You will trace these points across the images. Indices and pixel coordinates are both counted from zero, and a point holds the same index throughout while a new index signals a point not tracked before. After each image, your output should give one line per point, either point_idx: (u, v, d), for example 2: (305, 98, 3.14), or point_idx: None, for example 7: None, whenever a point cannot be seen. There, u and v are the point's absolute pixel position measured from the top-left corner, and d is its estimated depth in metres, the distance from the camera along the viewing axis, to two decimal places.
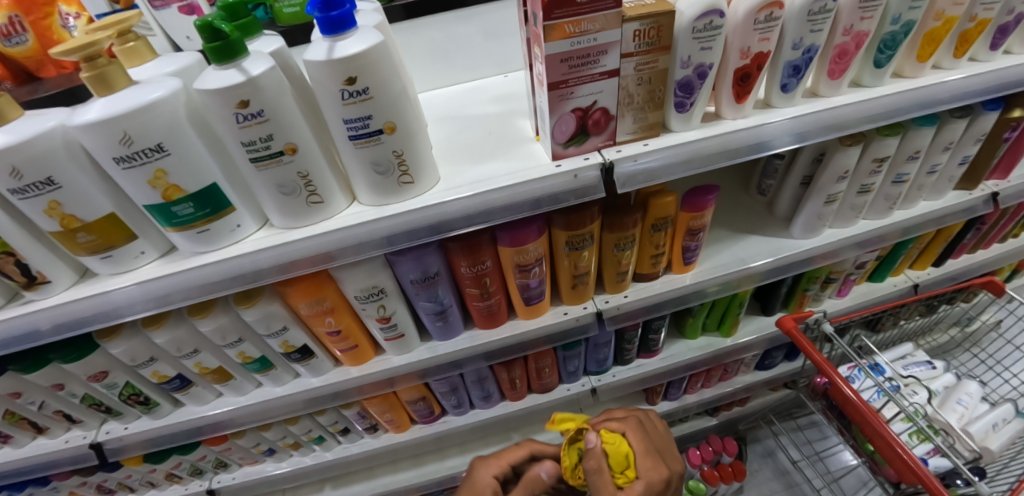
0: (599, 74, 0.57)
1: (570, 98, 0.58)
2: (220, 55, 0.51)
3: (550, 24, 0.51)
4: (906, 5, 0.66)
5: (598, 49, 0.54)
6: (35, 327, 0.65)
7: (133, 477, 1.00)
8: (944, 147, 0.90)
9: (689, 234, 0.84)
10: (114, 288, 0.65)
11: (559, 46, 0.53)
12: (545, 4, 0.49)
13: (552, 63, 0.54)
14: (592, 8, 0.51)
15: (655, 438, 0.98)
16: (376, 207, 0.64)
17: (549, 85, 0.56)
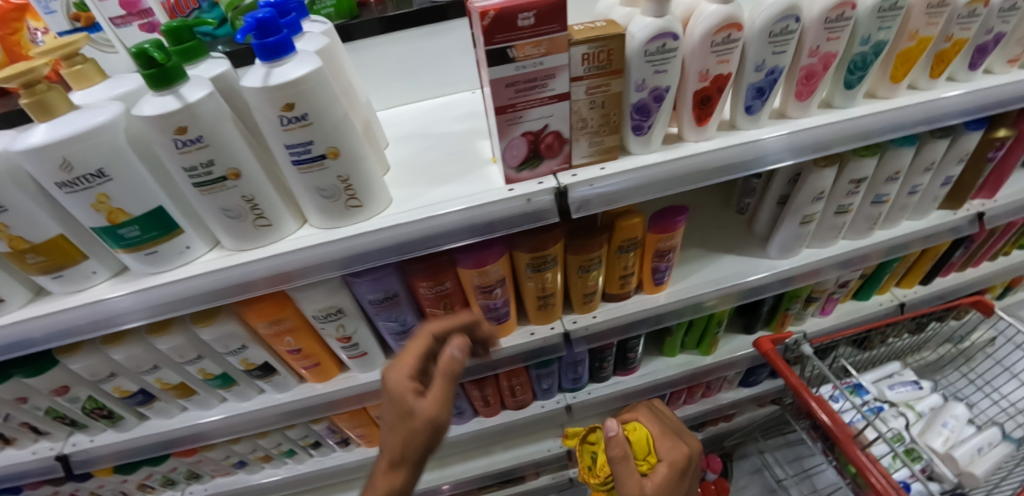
0: (548, 98, 0.55)
1: (518, 122, 0.56)
2: (158, 81, 0.51)
3: (492, 49, 0.50)
4: (875, 26, 0.63)
5: (545, 73, 0.53)
6: (29, 335, 0.64)
7: (105, 487, 0.96)
8: (925, 168, 0.88)
9: (658, 256, 0.82)
10: (113, 297, 0.63)
11: (502, 71, 0.52)
12: (484, 28, 0.48)
13: (497, 88, 0.53)
14: (535, 32, 0.50)
15: (671, 420, 1.01)
16: (326, 230, 0.64)
17: (495, 109, 0.55)
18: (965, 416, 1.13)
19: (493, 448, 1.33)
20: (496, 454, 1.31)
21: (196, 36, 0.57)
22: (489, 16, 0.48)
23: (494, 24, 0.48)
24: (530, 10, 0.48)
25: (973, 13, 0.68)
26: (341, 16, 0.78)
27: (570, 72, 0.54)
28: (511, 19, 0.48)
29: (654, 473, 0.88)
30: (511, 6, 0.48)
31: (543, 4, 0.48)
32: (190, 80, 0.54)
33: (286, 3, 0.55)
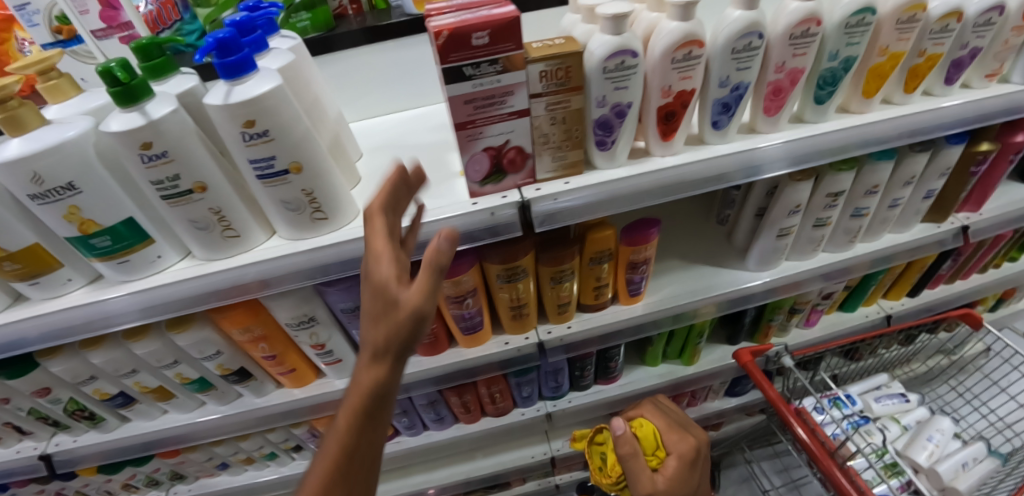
0: (508, 114, 0.55)
1: (479, 138, 0.57)
2: (124, 98, 0.52)
3: (449, 67, 0.50)
4: (843, 42, 0.63)
5: (503, 91, 0.53)
6: (23, 335, 0.65)
7: (91, 486, 0.98)
8: (904, 181, 0.88)
9: (631, 268, 0.82)
10: (112, 297, 0.65)
11: (460, 89, 0.52)
12: (438, 47, 0.48)
13: (456, 105, 0.53)
14: (491, 51, 0.50)
15: (675, 413, 1.06)
16: (294, 241, 0.65)
17: (455, 125, 0.55)
18: (951, 430, 1.12)
19: (477, 454, 1.33)
20: (480, 460, 1.31)
21: (165, 51, 0.58)
22: (443, 35, 0.48)
23: (448, 43, 0.48)
24: (484, 29, 0.48)
25: (945, 28, 0.67)
26: (317, 28, 0.78)
27: (528, 89, 0.54)
28: (465, 38, 0.48)
29: (665, 467, 0.93)
30: (464, 26, 0.48)
31: (497, 24, 0.48)
32: (156, 96, 0.55)
33: (250, 21, 0.56)
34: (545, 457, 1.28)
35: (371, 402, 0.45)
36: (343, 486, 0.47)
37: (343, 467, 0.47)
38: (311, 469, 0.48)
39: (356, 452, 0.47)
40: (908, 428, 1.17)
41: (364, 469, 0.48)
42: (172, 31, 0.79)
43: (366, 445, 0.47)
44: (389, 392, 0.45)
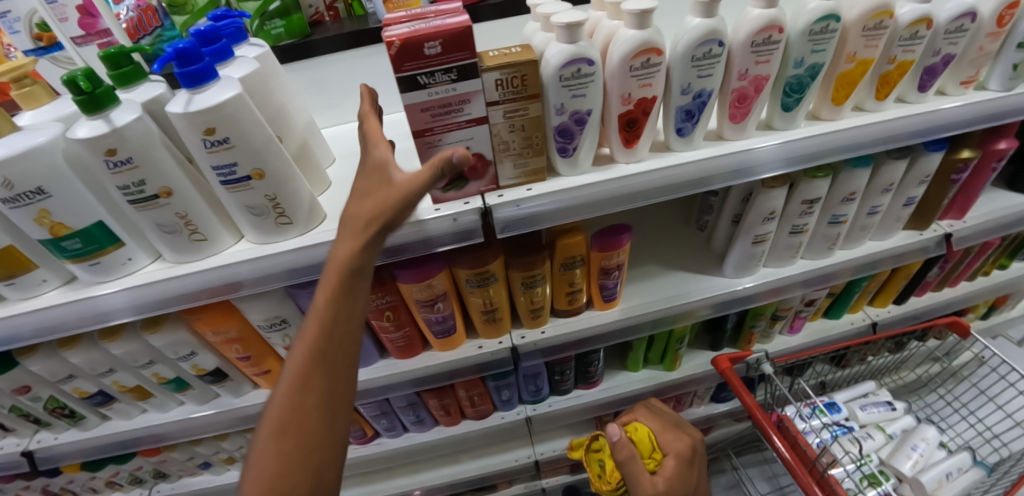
0: (465, 122, 0.56)
1: (438, 145, 0.57)
2: (89, 106, 0.53)
3: (403, 75, 0.51)
4: (808, 49, 0.63)
5: (459, 99, 0.54)
6: (19, 333, 0.66)
7: (75, 482, 1.00)
8: (883, 188, 0.87)
9: (603, 273, 0.82)
10: (106, 293, 0.66)
11: (416, 97, 0.52)
12: (390, 56, 0.49)
13: (412, 113, 0.54)
14: (444, 60, 0.50)
15: (669, 414, 1.05)
16: (261, 245, 0.66)
17: (413, 133, 0.56)
18: (936, 439, 1.11)
19: (461, 456, 1.33)
20: (464, 463, 1.31)
21: (134, 59, 0.60)
22: (395, 45, 0.49)
23: (401, 53, 0.49)
24: (436, 39, 0.49)
25: (915, 35, 0.67)
26: (292, 35, 0.79)
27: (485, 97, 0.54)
28: (417, 48, 0.49)
29: (664, 469, 0.91)
30: (415, 36, 0.48)
31: (448, 33, 0.49)
32: (122, 103, 0.56)
33: (215, 30, 0.58)
34: (528, 460, 1.28)
35: (350, 273, 0.56)
36: (325, 359, 0.55)
37: (323, 344, 0.55)
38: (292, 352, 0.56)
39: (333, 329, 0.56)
40: (893, 437, 1.16)
41: (342, 348, 0.56)
42: (154, 38, 0.79)
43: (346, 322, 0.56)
44: (365, 270, 0.57)
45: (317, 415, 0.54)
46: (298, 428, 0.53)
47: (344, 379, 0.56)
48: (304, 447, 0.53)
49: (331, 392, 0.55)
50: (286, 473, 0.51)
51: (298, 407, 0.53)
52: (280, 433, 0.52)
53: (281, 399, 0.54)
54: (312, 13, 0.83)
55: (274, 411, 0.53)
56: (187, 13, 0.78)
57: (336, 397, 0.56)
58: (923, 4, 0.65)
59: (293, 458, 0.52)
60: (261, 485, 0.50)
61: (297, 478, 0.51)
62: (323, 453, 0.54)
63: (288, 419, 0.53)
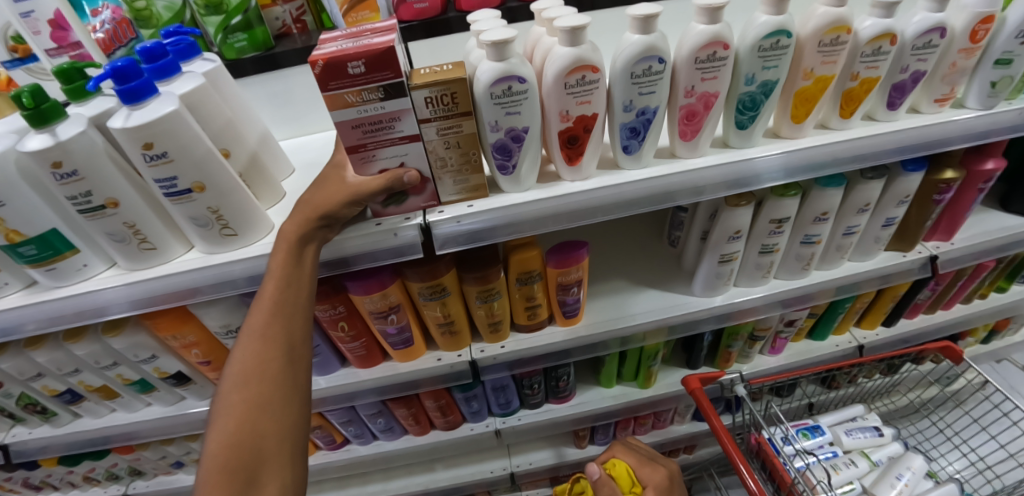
0: (398, 139, 0.56)
1: (373, 160, 0.58)
2: (36, 120, 0.55)
3: (330, 94, 0.51)
4: (758, 66, 0.61)
5: (389, 117, 0.54)
6: (21, 323, 0.68)
7: (54, 475, 1.05)
8: (858, 208, 0.84)
9: (562, 289, 0.81)
10: (107, 288, 0.67)
11: (344, 115, 0.53)
12: (314, 76, 0.49)
13: (343, 129, 0.54)
14: (369, 79, 0.50)
15: (643, 449, 1.04)
16: (208, 255, 0.68)
17: (347, 148, 0.56)
18: (923, 469, 1.05)
19: (436, 465, 1.32)
20: (438, 472, 1.30)
21: (87, 75, 0.62)
22: (318, 64, 0.49)
23: (325, 72, 0.49)
24: (359, 59, 0.49)
25: (878, 51, 0.64)
26: (256, 48, 0.80)
27: (415, 115, 0.54)
28: (341, 67, 0.49)
29: None
30: (338, 55, 0.49)
31: (372, 53, 0.49)
32: (70, 117, 0.58)
33: (161, 47, 0.61)
34: (503, 472, 1.27)
35: (297, 240, 0.59)
36: (282, 318, 0.59)
37: (279, 303, 0.59)
38: (251, 313, 0.60)
39: (288, 291, 0.59)
40: (878, 465, 1.10)
41: (298, 308, 0.60)
42: (126, 50, 0.79)
43: (299, 284, 0.60)
44: (315, 242, 0.61)
45: (279, 366, 0.58)
46: (262, 376, 0.56)
47: (301, 337, 0.61)
48: (268, 395, 0.56)
49: (288, 348, 0.59)
50: (252, 418, 0.54)
51: (261, 359, 0.57)
52: (243, 384, 0.56)
53: (244, 354, 0.57)
54: (279, 26, 0.84)
55: (239, 363, 0.57)
56: (152, 27, 0.78)
57: (293, 351, 0.59)
58: (885, 18, 0.62)
59: (258, 405, 0.55)
60: (228, 431, 0.53)
61: (263, 423, 0.54)
62: (287, 399, 0.57)
63: (252, 370, 0.57)
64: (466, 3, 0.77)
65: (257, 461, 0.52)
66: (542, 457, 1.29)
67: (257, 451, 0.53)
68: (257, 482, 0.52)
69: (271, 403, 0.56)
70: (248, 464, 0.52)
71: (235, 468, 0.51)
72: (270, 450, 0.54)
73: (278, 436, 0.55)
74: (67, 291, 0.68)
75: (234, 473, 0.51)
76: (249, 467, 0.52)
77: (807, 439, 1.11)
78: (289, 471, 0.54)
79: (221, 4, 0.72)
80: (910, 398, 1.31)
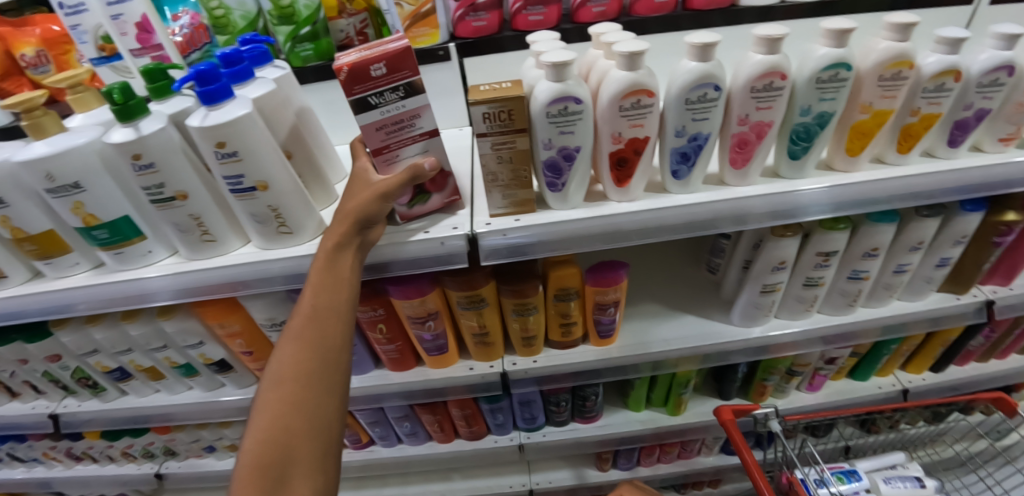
0: (419, 136, 0.62)
1: (396, 160, 0.62)
2: (122, 115, 0.60)
3: (355, 99, 0.56)
4: (815, 97, 0.60)
5: (409, 114, 0.59)
6: (69, 302, 0.74)
7: (95, 448, 1.11)
8: (911, 247, 0.81)
9: (598, 308, 0.81)
10: (164, 275, 0.71)
11: (369, 117, 0.57)
12: (339, 81, 0.53)
13: (368, 132, 0.59)
14: (390, 80, 0.55)
15: (650, 489, 1.04)
16: (263, 250, 0.71)
17: (371, 150, 0.61)
18: None
19: (453, 475, 1.31)
20: (456, 482, 1.29)
21: (168, 75, 0.66)
22: (343, 71, 0.53)
23: (350, 78, 0.54)
24: (379, 61, 0.54)
25: (941, 87, 0.62)
26: (320, 57, 0.85)
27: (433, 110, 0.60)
28: (364, 71, 0.54)
29: None
30: (361, 60, 0.53)
31: (390, 55, 0.54)
32: (151, 113, 0.63)
33: (238, 53, 0.64)
34: (522, 488, 1.25)
35: (335, 247, 0.61)
36: (318, 321, 0.61)
37: (315, 307, 0.61)
38: (292, 316, 0.62)
39: (324, 295, 0.61)
40: None
41: (333, 312, 0.62)
42: (200, 53, 0.82)
43: (336, 289, 0.61)
44: (353, 248, 0.63)
45: (314, 368, 0.59)
46: (298, 377, 0.58)
47: (337, 339, 0.62)
48: (302, 396, 0.58)
49: (324, 349, 0.61)
50: (286, 417, 0.56)
51: (298, 360, 0.59)
52: (280, 384, 0.58)
53: (283, 355, 0.60)
54: (343, 38, 0.85)
55: (278, 362, 0.59)
56: (228, 33, 0.83)
57: (327, 355, 0.61)
58: (950, 55, 0.61)
59: (292, 405, 0.57)
60: (263, 429, 0.55)
61: (296, 423, 0.56)
62: (321, 402, 0.58)
63: (288, 371, 0.59)
64: (522, 23, 0.80)
65: (288, 460, 0.54)
66: (562, 477, 1.27)
67: (289, 449, 0.55)
68: (287, 481, 0.53)
69: (305, 404, 0.57)
70: (280, 461, 0.54)
71: (267, 465, 0.53)
72: (301, 450, 0.55)
73: (310, 435, 0.56)
74: (129, 274, 0.72)
75: (266, 469, 0.53)
76: (280, 466, 0.54)
77: (842, 483, 1.06)
78: (319, 472, 0.55)
79: (292, 15, 0.77)
80: (956, 449, 1.24)
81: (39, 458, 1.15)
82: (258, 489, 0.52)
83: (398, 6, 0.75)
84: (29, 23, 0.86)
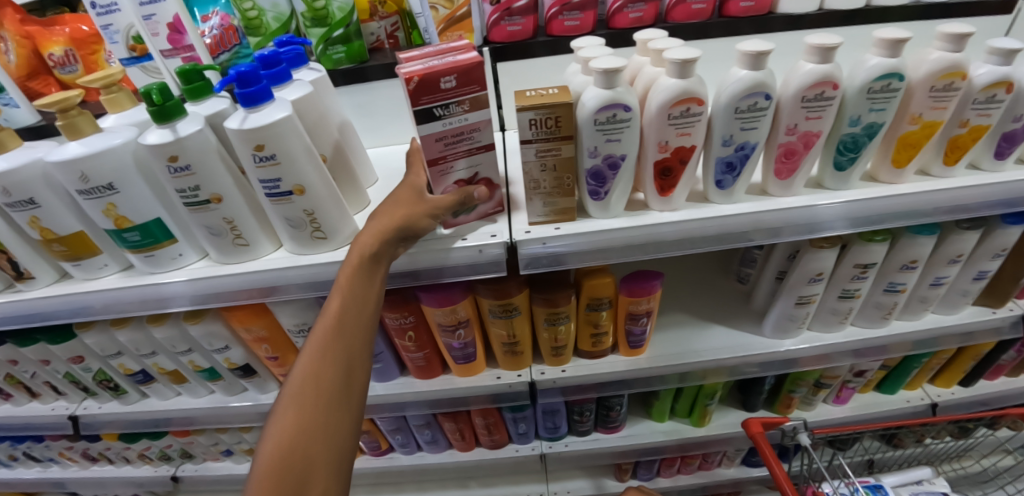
0: (475, 149, 0.62)
1: (449, 172, 0.62)
2: (160, 116, 0.59)
3: (420, 109, 0.55)
4: (864, 108, 0.59)
5: (470, 127, 0.59)
6: (88, 305, 0.72)
7: (112, 449, 1.10)
8: (950, 259, 0.80)
9: (631, 318, 0.80)
10: (195, 278, 0.69)
11: (431, 128, 0.57)
12: (408, 92, 0.53)
13: (427, 142, 0.58)
14: (458, 93, 0.55)
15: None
16: (296, 255, 0.70)
17: (427, 161, 0.60)
18: None
19: (469, 483, 1.30)
20: (473, 490, 1.28)
21: (204, 77, 0.65)
22: (413, 81, 0.53)
23: (419, 88, 0.53)
24: (450, 74, 0.54)
25: (992, 99, 0.61)
26: (351, 60, 0.84)
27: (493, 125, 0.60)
28: (434, 83, 0.53)
29: None
30: (433, 72, 0.53)
31: (462, 69, 0.54)
32: (187, 115, 0.62)
33: (276, 55, 0.64)
34: None
35: (369, 258, 0.59)
36: (344, 335, 0.58)
37: (343, 319, 0.58)
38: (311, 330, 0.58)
39: (352, 305, 0.58)
40: None
41: (360, 322, 0.59)
42: (230, 55, 0.82)
43: (364, 300, 0.59)
44: (385, 259, 0.61)
45: (336, 384, 0.55)
46: (318, 393, 0.54)
47: (361, 352, 0.58)
48: (324, 410, 0.54)
49: (347, 361, 0.57)
50: (306, 433, 0.52)
51: (319, 376, 0.55)
52: (299, 401, 0.53)
53: (302, 369, 0.55)
54: (373, 40, 0.87)
55: (299, 373, 0.55)
56: (260, 35, 0.81)
57: (350, 367, 0.57)
58: (1003, 66, 0.59)
59: (311, 423, 0.53)
60: (278, 452, 0.50)
61: (314, 444, 0.52)
62: (339, 421, 0.55)
63: (309, 388, 0.54)
64: (557, 28, 0.79)
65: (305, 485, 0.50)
66: (581, 487, 1.25)
67: (305, 472, 0.50)
68: None
69: (327, 420, 0.54)
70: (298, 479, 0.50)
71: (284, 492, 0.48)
72: (318, 475, 0.51)
73: (329, 452, 0.53)
74: (158, 278, 0.71)
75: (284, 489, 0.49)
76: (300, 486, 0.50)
77: None
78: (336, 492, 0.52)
79: (326, 17, 0.76)
80: (982, 464, 1.22)
81: (56, 458, 1.14)
82: None
83: (433, 9, 0.77)
84: (59, 22, 0.84)
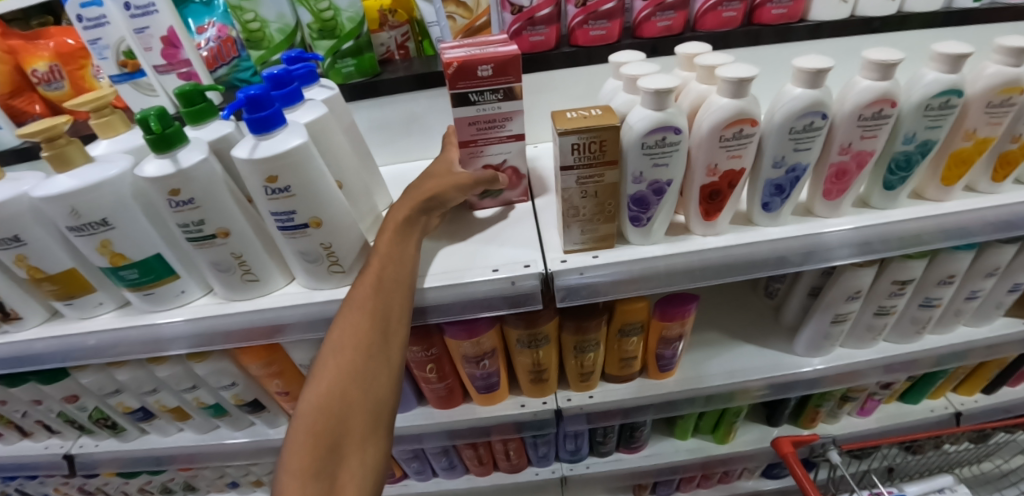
0: (506, 137, 0.65)
1: (480, 155, 0.66)
2: (158, 145, 0.53)
3: (456, 92, 0.59)
4: (922, 125, 0.56)
5: (503, 117, 0.62)
6: (86, 343, 0.66)
7: (111, 484, 1.04)
8: (987, 273, 0.77)
9: (663, 342, 0.76)
10: (203, 317, 0.64)
11: (464, 111, 0.61)
12: (447, 75, 0.56)
13: (460, 125, 0.62)
14: (493, 82, 0.58)
15: None
16: (311, 290, 0.65)
17: (459, 143, 0.64)
18: None
19: None
20: None
21: (206, 96, 0.60)
22: (453, 66, 0.56)
23: (457, 73, 0.57)
24: (488, 63, 0.56)
25: None
26: (363, 74, 0.78)
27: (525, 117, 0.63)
28: (471, 70, 0.57)
29: None
30: (472, 59, 0.56)
31: (501, 59, 0.56)
32: (190, 142, 0.56)
33: (287, 73, 0.59)
34: None
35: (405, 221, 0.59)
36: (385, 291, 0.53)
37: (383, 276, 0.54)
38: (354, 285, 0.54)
39: (392, 264, 0.55)
40: None
41: (399, 284, 0.55)
42: (228, 68, 0.78)
43: (401, 258, 0.56)
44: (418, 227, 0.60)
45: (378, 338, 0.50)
46: (359, 347, 0.49)
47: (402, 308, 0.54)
48: (364, 366, 0.48)
49: (388, 315, 0.52)
50: (345, 387, 0.46)
51: (359, 328, 0.50)
52: (338, 350, 0.49)
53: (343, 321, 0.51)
54: (383, 51, 0.82)
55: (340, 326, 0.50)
56: (264, 48, 0.74)
57: (390, 325, 0.52)
58: None
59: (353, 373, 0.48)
60: (320, 397, 0.45)
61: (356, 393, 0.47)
62: (381, 377, 0.49)
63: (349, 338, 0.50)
64: (582, 38, 0.74)
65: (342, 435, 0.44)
66: None
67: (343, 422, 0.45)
68: (340, 456, 0.43)
69: (367, 370, 0.48)
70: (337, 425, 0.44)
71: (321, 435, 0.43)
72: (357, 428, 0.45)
73: (369, 403, 0.47)
74: (160, 317, 0.65)
75: (324, 437, 0.43)
76: (337, 441, 0.43)
77: None
78: (371, 451, 0.46)
79: (335, 28, 0.71)
80: (999, 466, 1.22)
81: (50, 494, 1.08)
82: (310, 463, 0.41)
83: (450, 18, 0.73)
84: (44, 36, 0.78)
